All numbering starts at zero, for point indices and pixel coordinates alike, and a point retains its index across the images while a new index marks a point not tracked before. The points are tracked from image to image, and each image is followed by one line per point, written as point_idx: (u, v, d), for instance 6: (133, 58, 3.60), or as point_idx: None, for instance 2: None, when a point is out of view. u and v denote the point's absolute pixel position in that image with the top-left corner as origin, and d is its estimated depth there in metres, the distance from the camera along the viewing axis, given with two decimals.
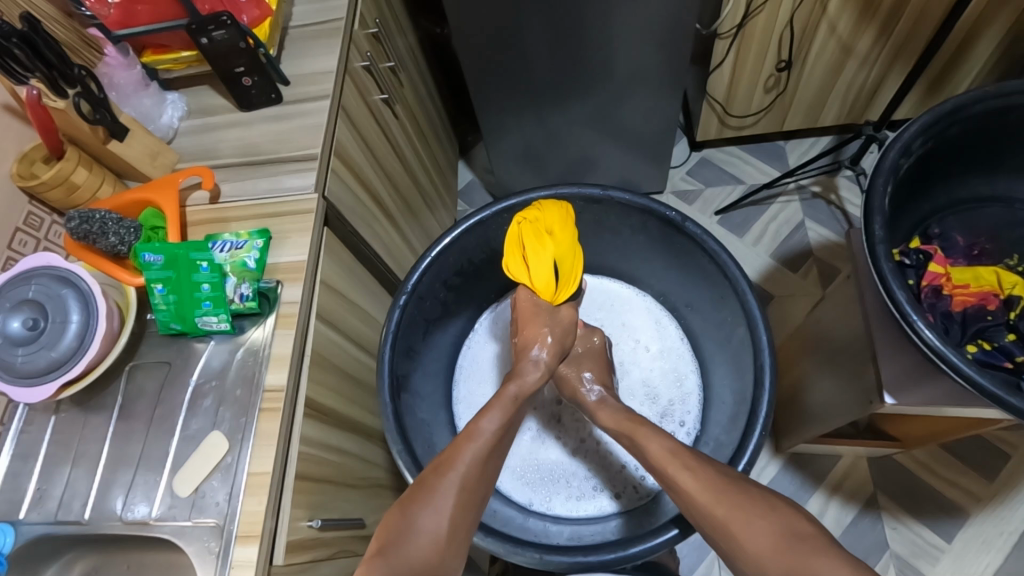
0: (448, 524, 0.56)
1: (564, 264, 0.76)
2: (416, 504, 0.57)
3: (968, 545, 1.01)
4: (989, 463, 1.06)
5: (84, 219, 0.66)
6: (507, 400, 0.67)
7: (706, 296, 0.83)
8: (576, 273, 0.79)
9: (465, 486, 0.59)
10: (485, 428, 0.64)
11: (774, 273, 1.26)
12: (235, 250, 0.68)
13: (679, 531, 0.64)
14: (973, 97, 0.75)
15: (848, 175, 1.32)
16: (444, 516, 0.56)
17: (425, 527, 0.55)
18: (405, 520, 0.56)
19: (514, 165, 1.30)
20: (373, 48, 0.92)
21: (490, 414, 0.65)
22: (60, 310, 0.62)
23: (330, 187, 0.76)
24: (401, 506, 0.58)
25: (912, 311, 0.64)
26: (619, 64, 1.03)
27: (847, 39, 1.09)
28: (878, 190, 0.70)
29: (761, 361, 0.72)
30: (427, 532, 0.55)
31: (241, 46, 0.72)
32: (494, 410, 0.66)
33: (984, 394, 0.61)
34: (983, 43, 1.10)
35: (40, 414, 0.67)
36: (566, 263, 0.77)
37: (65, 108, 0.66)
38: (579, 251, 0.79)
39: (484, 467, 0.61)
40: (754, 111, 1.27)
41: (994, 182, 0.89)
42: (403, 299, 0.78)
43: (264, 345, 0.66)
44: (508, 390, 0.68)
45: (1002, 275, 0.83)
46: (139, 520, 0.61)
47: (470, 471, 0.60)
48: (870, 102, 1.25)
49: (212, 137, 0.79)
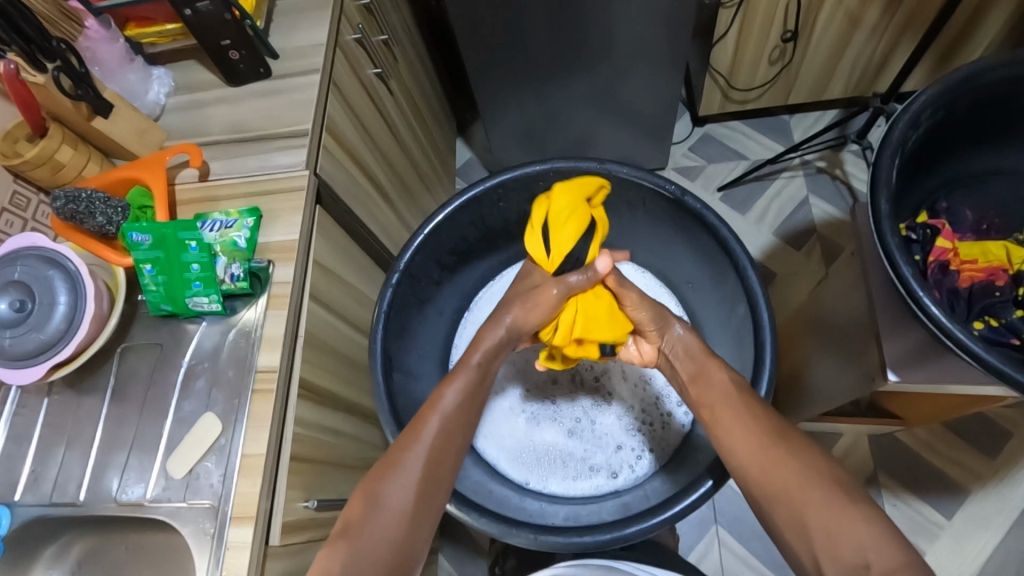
0: (413, 498, 0.58)
1: (554, 220, 0.71)
2: (381, 480, 0.58)
3: (968, 523, 1.01)
4: (991, 441, 1.06)
5: (70, 198, 0.64)
6: (474, 370, 0.66)
7: (706, 272, 0.81)
8: (571, 232, 0.70)
9: (429, 462, 0.60)
10: (447, 399, 0.64)
11: (777, 251, 1.24)
12: (225, 229, 0.67)
13: (716, 480, 0.65)
14: (987, 65, 0.72)
15: (854, 149, 1.29)
16: (410, 491, 0.58)
17: (390, 504, 0.57)
18: (372, 495, 0.58)
19: (512, 142, 1.28)
20: (366, 21, 0.89)
21: (453, 384, 0.65)
22: (47, 291, 0.61)
23: (322, 164, 0.74)
24: (364, 484, 0.59)
25: (918, 287, 0.62)
26: (620, 36, 1.00)
27: (855, 8, 1.06)
28: (885, 163, 0.68)
29: (761, 339, 0.71)
30: (392, 512, 0.57)
31: (227, 18, 0.69)
32: (457, 379, 0.65)
33: (989, 370, 0.59)
34: (996, 13, 1.06)
35: (32, 397, 0.66)
36: (557, 220, 0.71)
37: (44, 83, 0.64)
38: (581, 210, 0.71)
39: (449, 438, 0.62)
40: (759, 85, 1.23)
41: (1003, 155, 0.86)
42: (396, 277, 0.76)
43: (256, 326, 0.65)
44: (472, 358, 0.67)
45: (1011, 249, 0.81)
46: (134, 502, 0.60)
47: (436, 445, 0.61)
48: (879, 74, 1.21)
49: (201, 114, 0.77)
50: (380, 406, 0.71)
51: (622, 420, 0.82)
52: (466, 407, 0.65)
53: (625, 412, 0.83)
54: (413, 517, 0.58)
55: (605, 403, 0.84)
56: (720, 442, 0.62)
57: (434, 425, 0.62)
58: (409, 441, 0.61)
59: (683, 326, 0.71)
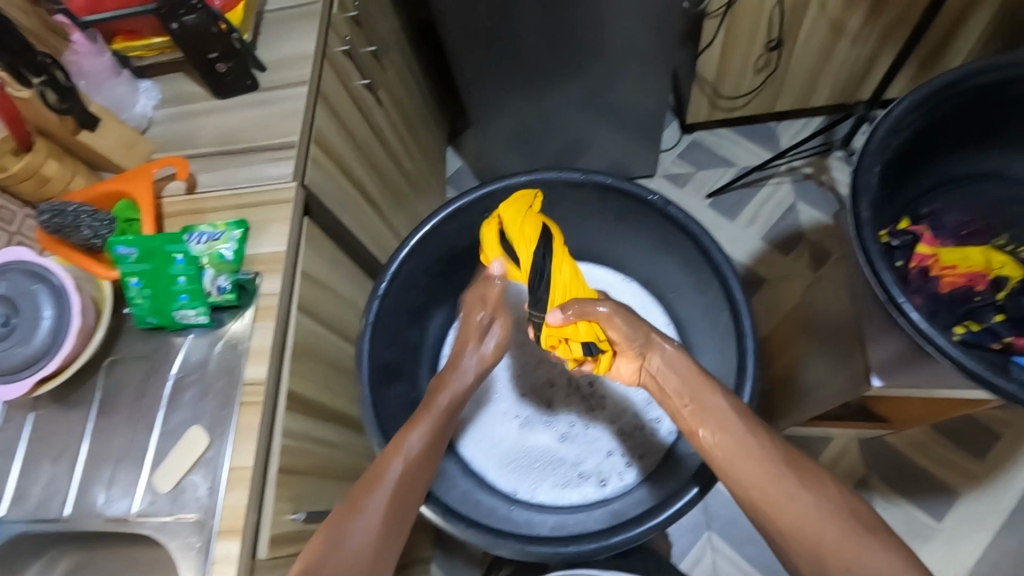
0: (375, 534, 0.58)
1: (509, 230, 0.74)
2: (342, 517, 0.58)
3: (960, 525, 1.02)
4: (979, 442, 1.07)
5: (56, 212, 0.64)
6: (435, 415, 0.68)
7: (691, 280, 0.82)
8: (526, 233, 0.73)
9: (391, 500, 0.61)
10: (412, 443, 0.64)
11: (765, 255, 1.25)
12: (212, 242, 0.66)
13: (700, 489, 0.64)
14: (964, 72, 0.73)
15: (840, 156, 1.31)
16: (372, 527, 0.58)
17: (349, 540, 0.57)
18: (332, 532, 0.57)
19: (503, 151, 1.28)
20: (354, 32, 0.90)
21: (418, 426, 0.66)
22: (32, 305, 0.61)
23: (310, 176, 0.74)
24: (325, 523, 0.59)
25: (899, 293, 0.63)
26: (607, 45, 1.01)
27: (838, 17, 1.07)
28: (865, 170, 0.69)
29: (745, 347, 0.71)
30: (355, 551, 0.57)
31: (214, 31, 0.69)
32: (421, 424, 0.66)
33: (969, 375, 0.60)
34: (976, 20, 1.08)
35: (19, 411, 0.66)
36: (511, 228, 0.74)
37: (29, 97, 0.64)
38: (530, 217, 0.75)
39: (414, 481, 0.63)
40: (746, 92, 1.25)
41: (984, 161, 0.88)
42: (383, 287, 0.76)
43: (244, 338, 0.65)
44: (439, 400, 0.69)
45: (990, 255, 0.82)
46: (120, 516, 0.60)
47: (401, 482, 0.62)
48: (863, 80, 1.23)
49: (188, 126, 0.78)
50: (368, 417, 0.71)
51: (613, 426, 0.83)
52: (431, 448, 0.65)
53: (616, 417, 0.83)
54: (371, 554, 0.57)
55: (597, 407, 0.84)
56: (723, 469, 0.59)
57: (398, 461, 0.63)
58: (370, 482, 0.61)
59: (671, 344, 0.66)
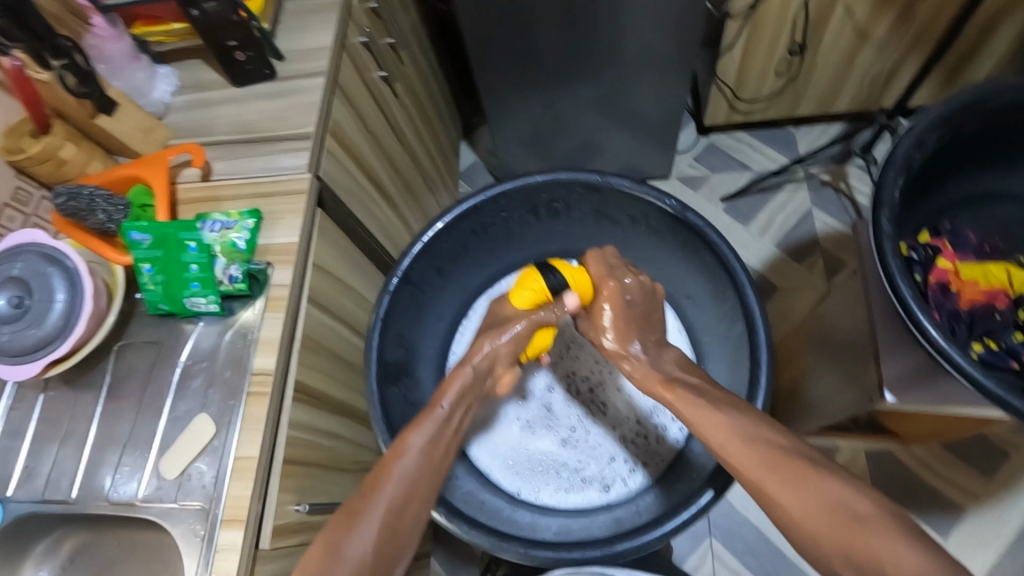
0: (372, 547, 0.54)
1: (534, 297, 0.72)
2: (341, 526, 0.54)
3: (964, 545, 1.00)
4: (989, 461, 1.05)
5: (71, 195, 0.64)
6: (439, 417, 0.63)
7: (706, 288, 0.81)
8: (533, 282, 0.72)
9: (396, 508, 0.57)
10: (413, 445, 0.61)
11: (779, 263, 1.24)
12: (225, 230, 0.67)
13: (716, 491, 0.64)
14: (994, 86, 0.71)
15: (859, 164, 1.29)
16: (370, 539, 0.54)
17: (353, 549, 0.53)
18: (328, 544, 0.54)
19: (517, 148, 1.28)
20: (373, 24, 0.89)
21: (419, 429, 0.62)
22: (45, 288, 0.61)
23: (324, 167, 0.74)
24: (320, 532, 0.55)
25: (918, 310, 0.62)
26: (627, 44, 1.00)
27: (863, 24, 1.06)
28: (888, 182, 0.67)
29: (759, 357, 0.70)
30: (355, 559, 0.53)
31: (234, 19, 0.69)
32: (423, 426, 0.63)
33: (987, 397, 0.59)
34: (1004, 34, 1.06)
35: (29, 392, 0.66)
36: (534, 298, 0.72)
37: (49, 80, 0.64)
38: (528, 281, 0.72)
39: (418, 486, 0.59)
40: (765, 97, 1.23)
41: (1008, 177, 0.86)
42: (394, 283, 0.76)
43: (254, 327, 0.65)
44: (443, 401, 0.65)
45: (1012, 271, 0.81)
46: (125, 500, 0.60)
47: (398, 489, 0.58)
48: (885, 89, 1.21)
49: (206, 115, 0.78)
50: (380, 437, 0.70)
51: (617, 432, 0.82)
52: (427, 456, 0.61)
53: (621, 423, 0.82)
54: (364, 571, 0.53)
55: (599, 412, 0.83)
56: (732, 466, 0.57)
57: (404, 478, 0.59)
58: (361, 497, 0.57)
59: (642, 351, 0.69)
